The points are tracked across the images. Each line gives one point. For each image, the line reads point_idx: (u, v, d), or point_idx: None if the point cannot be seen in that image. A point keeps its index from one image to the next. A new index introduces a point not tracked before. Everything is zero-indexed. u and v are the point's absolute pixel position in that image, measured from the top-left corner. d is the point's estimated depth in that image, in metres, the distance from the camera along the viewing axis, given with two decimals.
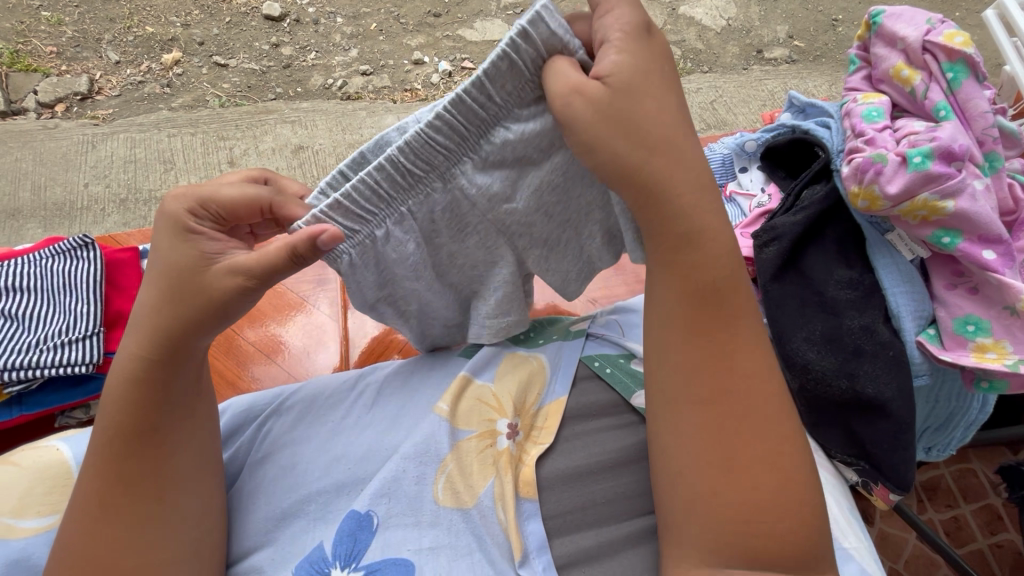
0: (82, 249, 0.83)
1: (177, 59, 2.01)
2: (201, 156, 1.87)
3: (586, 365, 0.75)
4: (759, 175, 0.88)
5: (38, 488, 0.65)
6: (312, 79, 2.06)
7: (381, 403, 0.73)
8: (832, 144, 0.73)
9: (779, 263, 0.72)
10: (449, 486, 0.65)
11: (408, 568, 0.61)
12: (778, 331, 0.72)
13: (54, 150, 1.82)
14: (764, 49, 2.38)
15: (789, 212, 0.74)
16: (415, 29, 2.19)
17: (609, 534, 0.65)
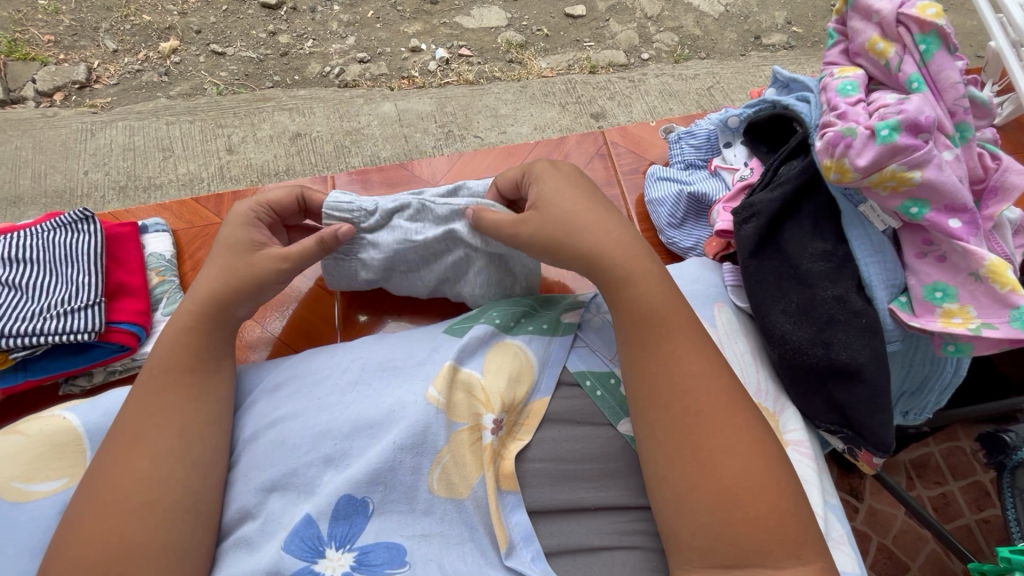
0: (82, 222, 0.84)
1: (174, 47, 2.02)
2: (199, 143, 1.88)
3: (570, 373, 0.77)
4: (743, 149, 0.90)
5: (43, 454, 0.69)
6: (309, 67, 2.07)
7: (367, 381, 0.74)
8: (810, 118, 0.75)
9: (757, 240, 0.75)
10: (443, 477, 0.67)
11: (400, 551, 0.64)
12: (758, 305, 0.75)
13: (53, 138, 1.83)
14: (762, 35, 2.38)
15: (766, 189, 0.77)
16: (412, 16, 2.20)
17: (599, 527, 0.67)
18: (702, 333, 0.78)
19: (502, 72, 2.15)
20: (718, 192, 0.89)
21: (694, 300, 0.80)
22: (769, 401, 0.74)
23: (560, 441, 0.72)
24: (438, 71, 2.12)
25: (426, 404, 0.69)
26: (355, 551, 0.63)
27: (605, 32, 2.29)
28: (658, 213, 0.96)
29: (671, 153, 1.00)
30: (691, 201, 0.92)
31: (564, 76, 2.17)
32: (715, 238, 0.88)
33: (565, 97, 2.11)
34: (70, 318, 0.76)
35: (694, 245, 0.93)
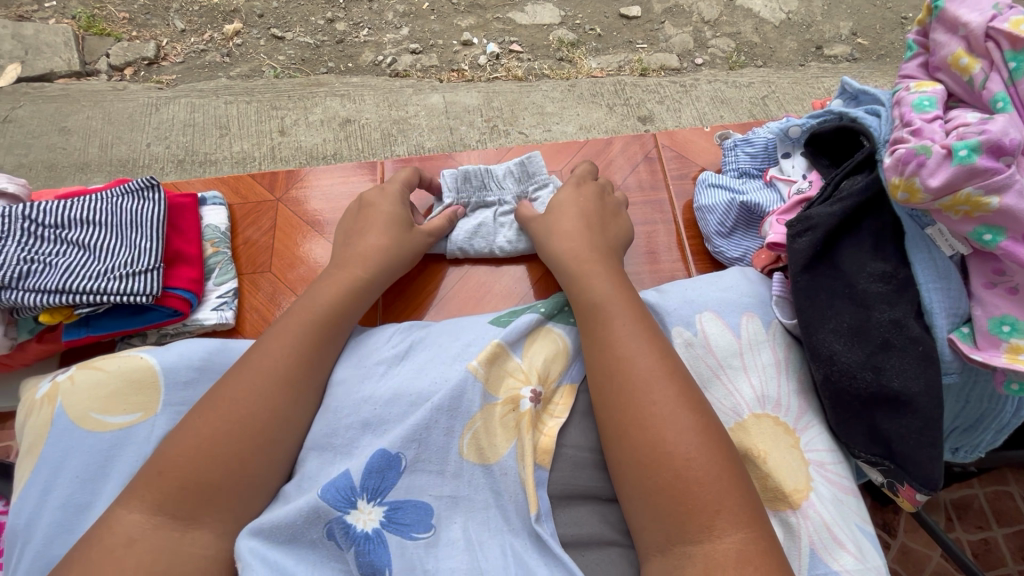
0: (148, 190, 0.89)
1: (237, 30, 2.09)
2: (254, 123, 1.95)
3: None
4: (803, 161, 0.87)
5: (124, 387, 0.74)
6: (363, 55, 2.12)
7: (416, 353, 0.77)
8: (879, 134, 0.71)
9: (811, 254, 0.73)
10: (474, 442, 0.67)
11: (428, 510, 0.64)
12: (805, 322, 0.73)
13: (121, 111, 1.94)
14: (825, 46, 2.30)
15: (825, 203, 0.74)
16: (466, 10, 2.22)
17: (613, 519, 0.65)
18: (726, 342, 0.77)
19: (552, 70, 2.14)
20: (773, 204, 0.86)
21: (721, 308, 0.80)
22: (788, 414, 0.73)
23: (587, 427, 0.71)
24: (488, 66, 2.13)
25: (466, 372, 0.70)
26: (385, 507, 0.63)
27: (659, 35, 2.26)
28: (706, 220, 0.94)
29: (725, 160, 0.97)
30: (742, 212, 0.90)
31: (614, 77, 2.15)
32: (763, 251, 0.85)
33: (613, 98, 2.09)
34: (132, 281, 0.81)
35: (743, 255, 0.91)
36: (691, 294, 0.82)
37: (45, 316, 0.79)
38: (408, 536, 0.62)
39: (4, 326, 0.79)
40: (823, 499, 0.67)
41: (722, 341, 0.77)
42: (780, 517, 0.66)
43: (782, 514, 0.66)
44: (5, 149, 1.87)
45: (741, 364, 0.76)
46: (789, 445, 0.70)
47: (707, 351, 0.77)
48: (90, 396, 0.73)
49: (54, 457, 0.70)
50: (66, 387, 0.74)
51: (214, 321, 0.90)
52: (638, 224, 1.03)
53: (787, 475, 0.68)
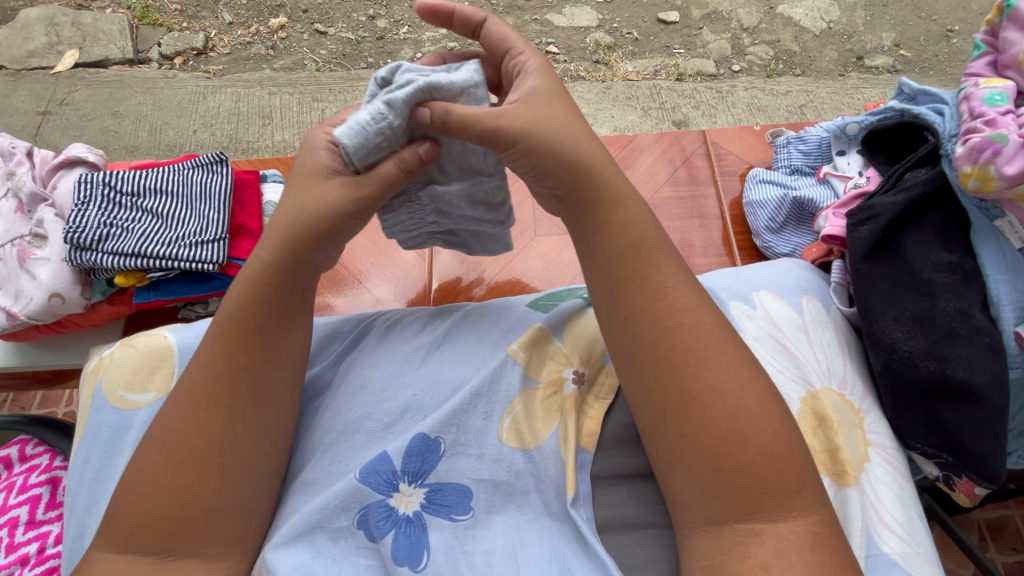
0: (217, 164, 0.93)
1: (282, 24, 2.16)
2: (296, 114, 2.00)
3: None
4: (858, 158, 0.87)
5: (147, 364, 0.76)
6: (402, 52, 2.16)
7: (453, 336, 0.77)
8: (945, 129, 0.71)
9: (874, 242, 0.72)
10: (513, 427, 0.68)
11: (467, 493, 0.66)
12: (864, 309, 0.71)
13: (170, 98, 2.01)
14: (866, 56, 2.27)
15: (888, 194, 0.73)
16: (505, 10, 2.25)
17: (651, 504, 0.66)
18: (789, 316, 0.71)
19: (587, 72, 2.16)
20: (827, 200, 0.87)
21: (780, 287, 0.73)
22: (854, 394, 0.67)
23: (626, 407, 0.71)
24: None
25: (505, 355, 0.72)
26: (425, 489, 0.65)
27: (696, 40, 2.26)
28: (757, 215, 0.95)
29: (778, 157, 0.98)
30: (794, 208, 0.91)
31: (650, 81, 2.15)
32: (815, 244, 0.85)
33: (648, 102, 2.10)
34: (199, 249, 0.86)
35: (793, 250, 0.91)
36: (745, 274, 0.76)
37: (120, 278, 0.84)
38: (449, 518, 0.64)
39: (81, 285, 0.85)
40: (877, 482, 0.62)
41: (783, 316, 0.71)
42: (841, 493, 0.61)
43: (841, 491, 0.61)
44: (61, 130, 1.96)
45: (806, 338, 0.69)
46: (851, 424, 0.65)
47: (770, 324, 0.70)
48: (118, 373, 0.76)
49: (88, 430, 0.73)
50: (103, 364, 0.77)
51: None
52: (679, 219, 1.04)
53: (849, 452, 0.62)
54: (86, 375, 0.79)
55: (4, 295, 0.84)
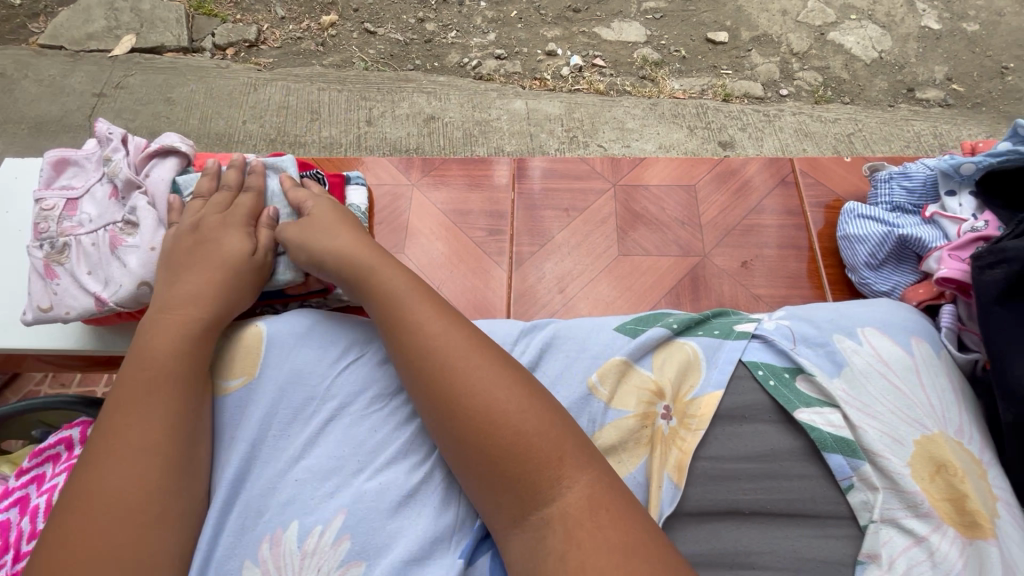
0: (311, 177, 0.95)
1: (333, 22, 2.19)
2: (344, 111, 2.02)
3: (748, 368, 0.71)
4: (972, 200, 0.83)
5: (232, 351, 0.72)
6: (449, 56, 2.17)
7: (550, 352, 0.75)
8: None
9: (1004, 286, 0.66)
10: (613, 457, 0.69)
11: None
12: (993, 354, 0.66)
13: (222, 88, 2.04)
14: (917, 88, 2.23)
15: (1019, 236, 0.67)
16: (553, 21, 2.25)
17: (750, 544, 0.63)
18: (900, 358, 0.68)
19: (634, 87, 2.15)
20: (936, 241, 0.83)
21: (886, 326, 0.71)
22: (973, 444, 0.64)
23: (728, 435, 0.68)
24: (571, 77, 2.15)
25: (587, 389, 0.71)
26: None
27: (745, 62, 2.24)
28: (856, 251, 0.93)
29: (878, 192, 0.96)
30: (898, 246, 0.88)
31: (696, 100, 2.14)
32: (922, 285, 0.82)
33: (694, 121, 2.08)
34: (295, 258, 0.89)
35: (891, 290, 0.89)
36: (845, 309, 0.74)
37: None
38: None
39: None
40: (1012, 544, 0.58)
41: (893, 354, 0.68)
42: (975, 546, 0.57)
43: (971, 546, 0.58)
44: (114, 113, 1.98)
45: (920, 381, 0.66)
46: (977, 475, 0.61)
47: (883, 367, 0.67)
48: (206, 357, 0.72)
49: None
50: None
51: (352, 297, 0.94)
52: (753, 247, 1.04)
53: (980, 502, 0.59)
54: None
55: (93, 280, 0.83)
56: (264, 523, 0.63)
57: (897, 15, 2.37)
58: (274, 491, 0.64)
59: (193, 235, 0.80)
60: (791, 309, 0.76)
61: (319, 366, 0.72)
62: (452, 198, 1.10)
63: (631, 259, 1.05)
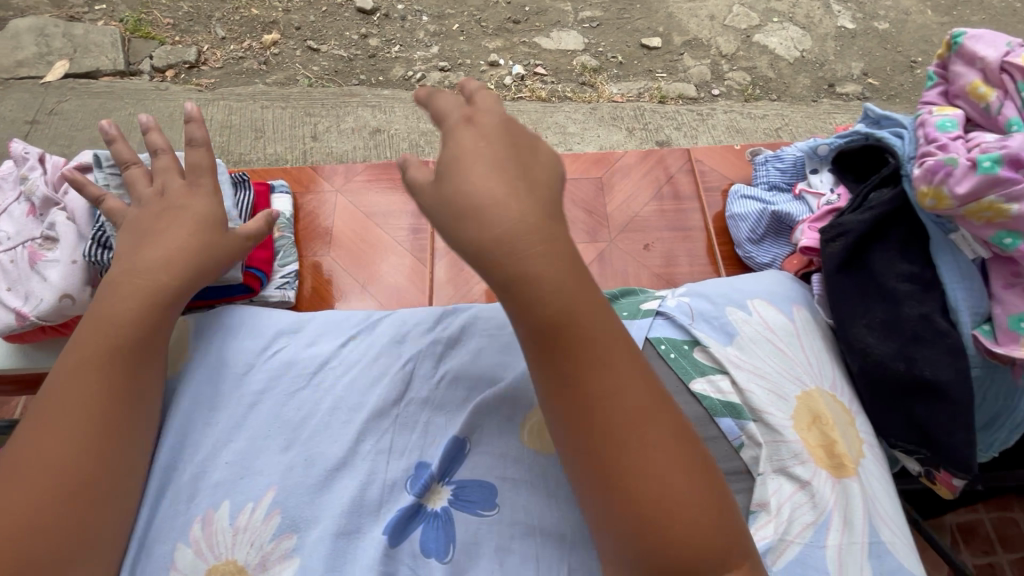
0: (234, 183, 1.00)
1: (275, 40, 2.21)
2: (288, 127, 2.03)
3: (655, 347, 0.75)
4: (830, 177, 0.92)
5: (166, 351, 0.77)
6: (394, 70, 2.22)
7: (466, 338, 0.76)
8: (904, 152, 0.76)
9: (843, 257, 0.77)
10: (539, 432, 0.68)
11: (492, 491, 0.65)
12: (838, 319, 0.77)
13: (162, 109, 2.02)
14: (836, 84, 2.40)
15: (856, 212, 0.79)
16: (494, 32, 2.33)
17: None
18: (782, 323, 0.76)
19: (574, 93, 2.24)
20: (802, 215, 0.92)
21: (772, 296, 0.79)
22: (843, 395, 0.73)
23: None
24: (513, 86, 2.23)
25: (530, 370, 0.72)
26: (452, 486, 0.65)
27: (678, 65, 2.36)
28: (739, 228, 1.02)
29: (757, 174, 1.05)
30: (773, 220, 0.96)
31: (634, 103, 2.24)
32: (795, 256, 0.90)
33: (632, 123, 2.17)
34: None
35: (771, 261, 0.97)
36: (736, 283, 0.82)
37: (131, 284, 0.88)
38: (474, 511, 0.64)
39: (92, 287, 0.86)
40: (869, 477, 0.67)
41: (776, 321, 0.77)
42: (842, 483, 0.65)
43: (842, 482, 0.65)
44: (48, 139, 1.94)
45: (798, 342, 0.75)
46: (845, 422, 0.70)
47: (767, 332, 0.76)
48: None
49: None
50: None
51: (278, 299, 0.98)
52: (672, 234, 1.11)
53: (846, 445, 0.68)
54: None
55: (13, 296, 0.84)
56: (195, 506, 0.65)
57: (815, 17, 2.55)
58: (204, 475, 0.66)
59: (159, 200, 0.77)
60: (690, 284, 0.83)
61: (247, 357, 0.75)
62: (385, 204, 1.15)
63: None
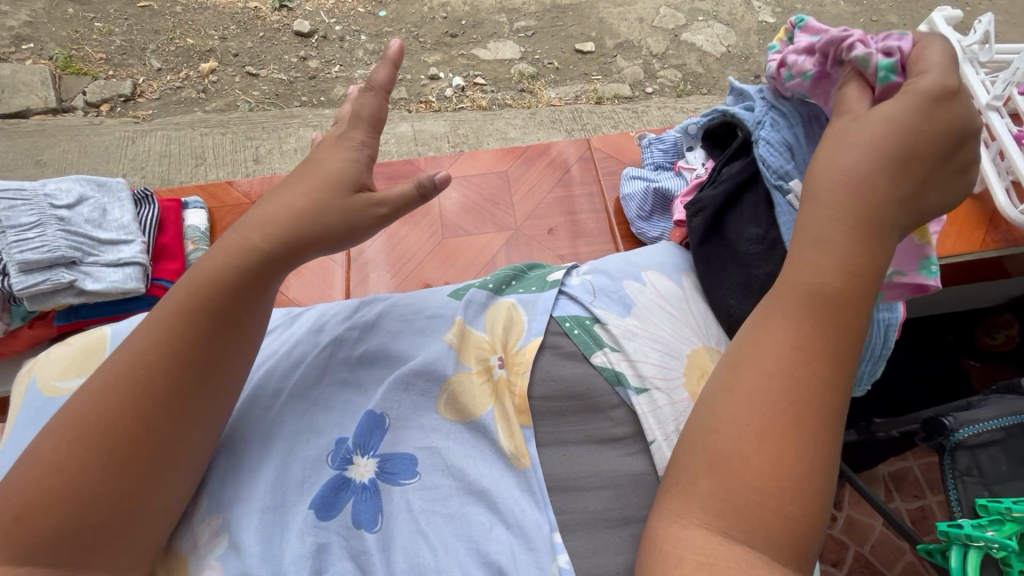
0: (144, 200, 1.09)
1: (213, 68, 2.22)
2: (230, 152, 2.04)
3: (558, 323, 0.80)
4: (702, 153, 1.00)
5: (78, 357, 0.74)
6: (335, 89, 2.25)
7: (382, 325, 0.80)
8: (750, 123, 0.82)
9: (703, 231, 0.86)
10: (450, 401, 0.73)
11: (412, 461, 0.69)
12: (708, 285, 0.84)
13: (97, 143, 2.01)
14: (762, 75, 2.55)
15: (713, 186, 0.88)
16: (432, 47, 2.39)
17: (578, 462, 0.71)
18: (673, 291, 0.83)
19: (513, 100, 2.31)
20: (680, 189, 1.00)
21: (662, 266, 0.86)
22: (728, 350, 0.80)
23: (555, 372, 0.76)
24: (455, 97, 2.29)
25: (445, 344, 0.76)
26: (376, 458, 0.69)
27: (612, 67, 2.46)
28: (629, 207, 1.10)
29: (644, 157, 1.12)
30: (657, 198, 1.05)
31: (572, 105, 2.32)
32: (677, 229, 0.97)
33: (571, 124, 2.22)
34: (121, 270, 0.98)
35: (660, 234, 1.05)
36: (634, 258, 0.88)
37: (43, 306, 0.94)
38: (396, 482, 0.67)
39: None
40: None
41: (667, 289, 0.83)
42: None
43: None
44: None
45: (688, 307, 0.82)
46: None
47: (660, 300, 0.82)
48: (49, 367, 0.74)
49: (20, 425, 0.70)
50: (41, 360, 0.75)
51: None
52: (591, 222, 1.18)
53: None
54: (18, 379, 0.76)
55: None
56: None
57: (737, 13, 2.68)
58: None
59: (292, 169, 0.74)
60: (592, 263, 0.89)
61: None
62: None
63: (486, 247, 1.17)
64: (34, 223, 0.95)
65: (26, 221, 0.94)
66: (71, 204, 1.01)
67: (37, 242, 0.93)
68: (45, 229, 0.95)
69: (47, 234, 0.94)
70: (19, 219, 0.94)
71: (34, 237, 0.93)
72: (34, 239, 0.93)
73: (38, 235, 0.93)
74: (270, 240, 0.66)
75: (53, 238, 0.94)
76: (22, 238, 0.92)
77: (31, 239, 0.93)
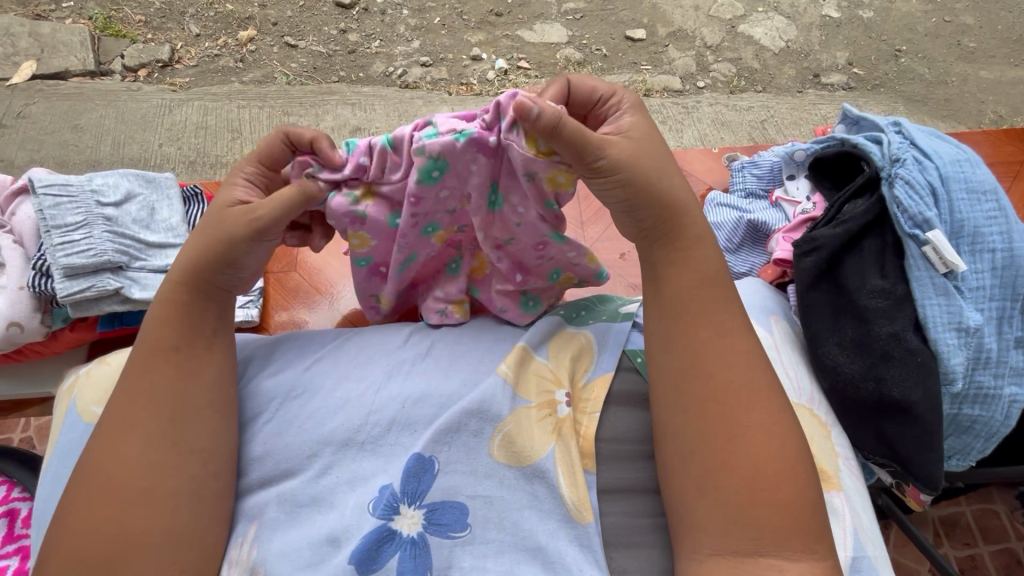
0: (193, 198, 1.05)
1: (251, 37, 2.14)
2: (266, 128, 1.99)
3: (630, 359, 0.76)
4: (805, 183, 0.96)
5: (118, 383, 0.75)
6: (374, 66, 2.17)
7: (435, 353, 0.75)
8: (878, 158, 0.77)
9: (816, 272, 0.76)
10: (505, 444, 0.67)
11: (463, 510, 0.64)
12: (810, 336, 0.77)
13: (135, 111, 1.97)
14: (821, 74, 2.38)
15: (829, 225, 0.78)
16: (476, 26, 2.27)
17: (641, 518, 0.67)
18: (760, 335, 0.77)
19: None
20: (778, 223, 0.95)
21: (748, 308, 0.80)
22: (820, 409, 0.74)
23: (619, 417, 0.72)
24: (497, 81, 2.18)
25: (495, 376, 0.71)
26: (424, 509, 0.64)
27: (662, 57, 2.33)
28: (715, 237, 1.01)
29: (733, 180, 1.07)
30: (750, 229, 0.98)
31: None
32: (769, 266, 0.91)
33: None
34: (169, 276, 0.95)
35: (749, 270, 0.96)
36: None
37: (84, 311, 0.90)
38: (445, 535, 0.63)
39: (41, 313, 0.91)
40: (849, 494, 0.69)
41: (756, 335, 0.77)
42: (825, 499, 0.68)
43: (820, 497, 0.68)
44: (18, 144, 1.89)
45: (776, 356, 0.76)
46: (822, 435, 0.72)
47: None
48: (91, 390, 0.75)
49: (64, 449, 0.72)
50: (83, 379, 0.77)
51: (241, 318, 0.97)
52: None
53: (824, 461, 0.70)
54: (63, 391, 0.79)
55: None
56: None
57: (799, 6, 2.51)
58: None
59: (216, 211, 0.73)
60: None
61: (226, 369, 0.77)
62: None
63: None
64: (81, 222, 0.90)
65: (74, 219, 0.90)
66: (118, 201, 0.96)
67: (82, 244, 0.88)
68: (90, 230, 0.90)
69: (92, 235, 0.90)
70: (66, 218, 0.89)
71: (81, 239, 0.89)
72: (80, 241, 0.88)
73: (85, 237, 0.89)
74: (191, 271, 0.69)
75: (100, 240, 0.90)
76: (69, 241, 0.88)
77: (78, 241, 0.89)
